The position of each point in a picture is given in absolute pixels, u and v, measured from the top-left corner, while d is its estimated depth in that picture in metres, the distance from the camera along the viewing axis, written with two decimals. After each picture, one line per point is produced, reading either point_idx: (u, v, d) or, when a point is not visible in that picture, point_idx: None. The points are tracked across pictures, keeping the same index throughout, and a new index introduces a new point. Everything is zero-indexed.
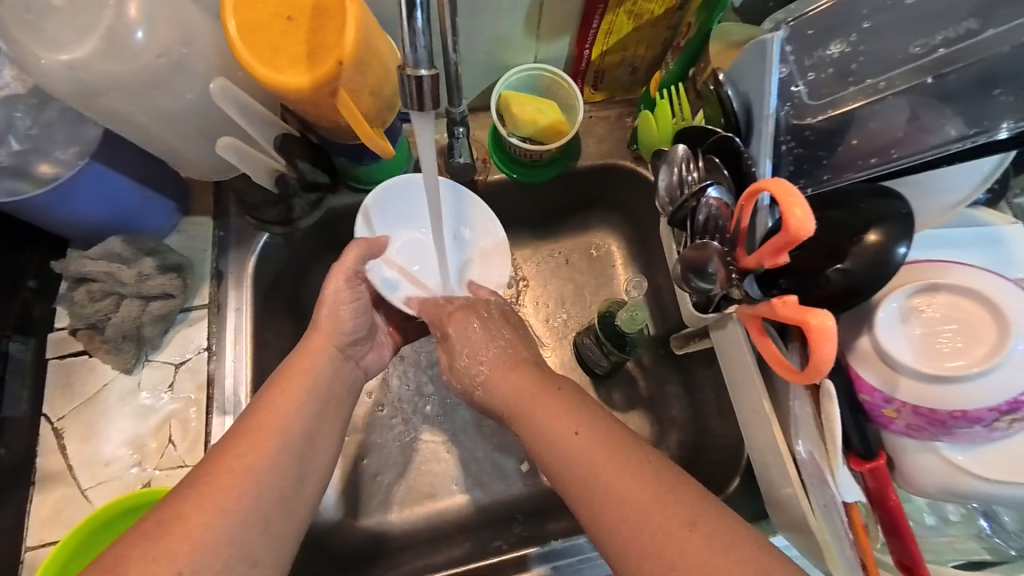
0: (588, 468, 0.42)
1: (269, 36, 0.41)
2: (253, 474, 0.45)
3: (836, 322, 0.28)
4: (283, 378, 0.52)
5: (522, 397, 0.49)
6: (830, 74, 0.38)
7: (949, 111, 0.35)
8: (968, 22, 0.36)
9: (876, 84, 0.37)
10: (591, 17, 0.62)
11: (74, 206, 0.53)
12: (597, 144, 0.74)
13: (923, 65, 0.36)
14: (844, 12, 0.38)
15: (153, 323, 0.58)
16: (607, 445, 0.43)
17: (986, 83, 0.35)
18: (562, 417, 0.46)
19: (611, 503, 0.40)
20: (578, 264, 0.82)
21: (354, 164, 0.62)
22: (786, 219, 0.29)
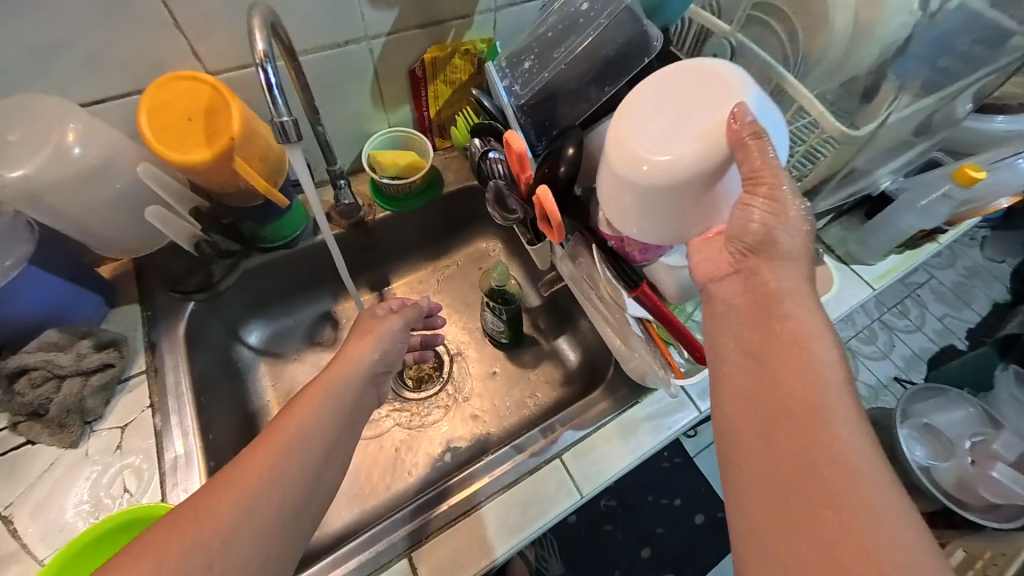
0: (800, 410, 0.40)
1: (174, 134, 0.58)
2: (267, 470, 0.51)
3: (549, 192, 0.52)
4: (310, 388, 0.58)
5: (766, 335, 0.43)
6: (528, 77, 0.61)
7: (600, 79, 0.59)
8: (582, 27, 0.60)
9: (550, 75, 0.60)
10: (418, 89, 0.88)
11: (11, 307, 0.62)
12: (456, 173, 0.98)
13: (573, 55, 0.60)
14: (522, 46, 0.63)
15: (94, 394, 0.65)
16: (841, 409, 0.39)
17: (609, 57, 0.59)
18: (789, 357, 0.41)
19: (791, 446, 0.39)
20: (472, 269, 1.06)
21: (260, 225, 0.77)
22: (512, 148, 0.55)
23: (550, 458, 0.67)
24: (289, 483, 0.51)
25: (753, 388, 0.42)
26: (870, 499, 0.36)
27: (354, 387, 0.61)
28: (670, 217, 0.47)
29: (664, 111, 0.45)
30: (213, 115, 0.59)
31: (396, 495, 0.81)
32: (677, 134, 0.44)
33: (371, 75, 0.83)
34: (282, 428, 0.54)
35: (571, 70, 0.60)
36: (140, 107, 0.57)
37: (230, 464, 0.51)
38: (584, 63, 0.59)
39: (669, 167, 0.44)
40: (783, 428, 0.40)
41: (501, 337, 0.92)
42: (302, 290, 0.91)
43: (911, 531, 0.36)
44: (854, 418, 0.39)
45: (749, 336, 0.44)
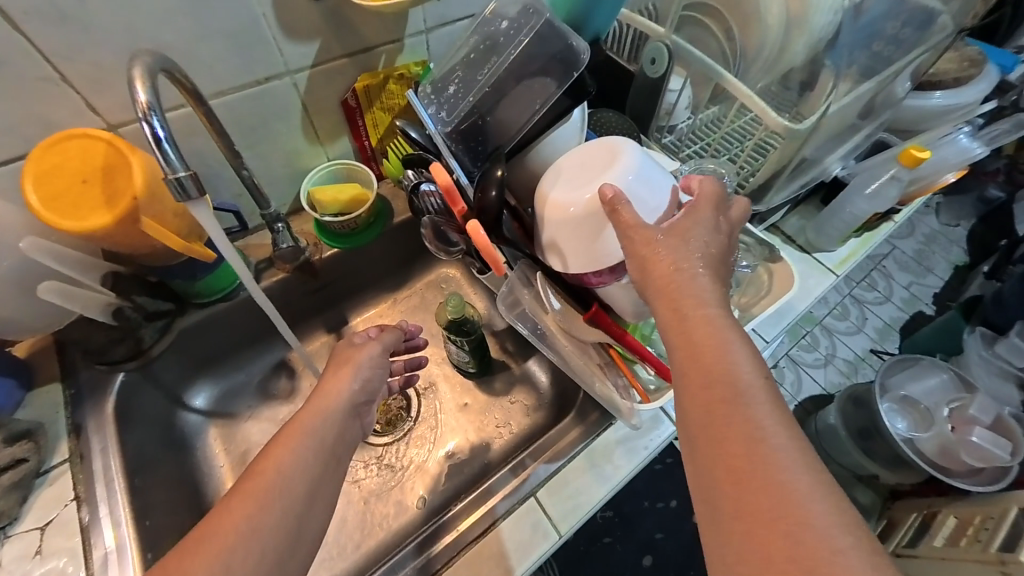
0: (720, 409, 0.37)
1: (67, 200, 0.52)
2: (249, 517, 0.45)
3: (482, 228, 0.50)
4: (287, 429, 0.52)
5: (681, 334, 0.40)
6: (451, 103, 0.58)
7: (530, 96, 0.56)
8: (509, 45, 0.57)
9: (478, 98, 0.57)
10: (355, 119, 0.84)
11: None
12: (405, 201, 0.94)
13: (501, 73, 0.57)
14: (445, 72, 0.60)
15: (6, 495, 0.57)
16: (761, 404, 0.36)
17: (537, 72, 0.56)
18: (699, 354, 0.39)
19: (718, 449, 0.36)
20: (434, 297, 1.02)
21: (191, 281, 0.71)
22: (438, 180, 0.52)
23: (526, 498, 0.63)
24: (273, 530, 0.45)
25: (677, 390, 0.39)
26: (797, 504, 0.32)
27: (338, 416, 0.55)
28: (599, 251, 0.50)
29: (580, 168, 0.52)
30: (112, 174, 0.54)
31: (369, 552, 0.76)
32: (591, 183, 0.51)
33: (299, 110, 0.78)
34: (265, 466, 0.48)
35: (495, 91, 0.57)
36: (25, 175, 0.52)
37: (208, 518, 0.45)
38: (510, 79, 0.56)
39: (587, 210, 0.50)
40: (710, 431, 0.37)
41: (469, 368, 0.88)
42: (249, 343, 0.86)
43: (853, 532, 0.32)
44: (779, 412, 0.36)
45: (666, 338, 0.42)
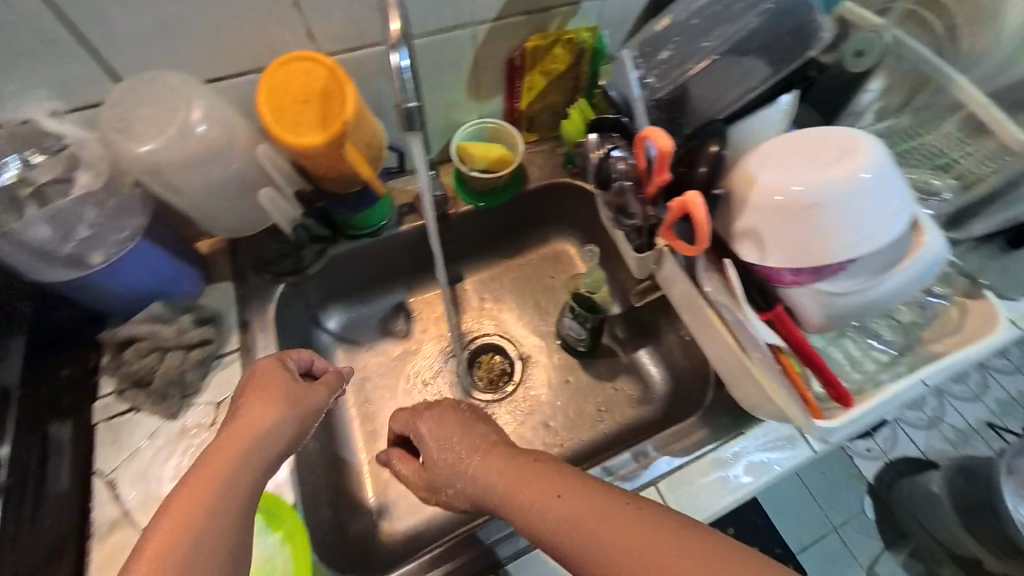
0: (572, 528, 0.45)
1: (290, 117, 0.57)
2: (179, 555, 0.42)
3: (702, 198, 0.44)
4: (188, 489, 0.45)
5: (505, 481, 0.52)
6: (664, 67, 0.56)
7: (744, 77, 0.54)
8: (733, 19, 0.55)
9: (689, 67, 0.55)
10: (515, 78, 0.84)
11: (125, 279, 0.65)
12: (540, 170, 0.93)
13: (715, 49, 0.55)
14: (661, 33, 0.57)
15: (193, 368, 0.66)
16: (583, 515, 0.45)
17: (756, 51, 0.54)
18: (538, 484, 0.50)
19: (617, 549, 0.43)
20: (546, 270, 1.02)
21: (353, 213, 0.77)
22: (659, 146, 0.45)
23: (639, 484, 0.62)
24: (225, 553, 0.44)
25: (552, 519, 0.47)
26: None
27: (262, 442, 0.51)
28: (803, 247, 0.47)
29: (792, 154, 0.48)
30: (328, 100, 0.57)
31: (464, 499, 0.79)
32: (805, 173, 0.46)
33: (470, 64, 0.79)
34: (181, 509, 0.44)
35: (716, 65, 0.55)
36: (260, 88, 0.56)
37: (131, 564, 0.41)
38: (719, 56, 0.55)
39: (793, 205, 0.46)
40: (596, 540, 0.44)
41: (579, 346, 0.88)
42: (377, 280, 0.91)
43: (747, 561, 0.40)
44: (614, 505, 0.45)
45: (502, 492, 0.52)
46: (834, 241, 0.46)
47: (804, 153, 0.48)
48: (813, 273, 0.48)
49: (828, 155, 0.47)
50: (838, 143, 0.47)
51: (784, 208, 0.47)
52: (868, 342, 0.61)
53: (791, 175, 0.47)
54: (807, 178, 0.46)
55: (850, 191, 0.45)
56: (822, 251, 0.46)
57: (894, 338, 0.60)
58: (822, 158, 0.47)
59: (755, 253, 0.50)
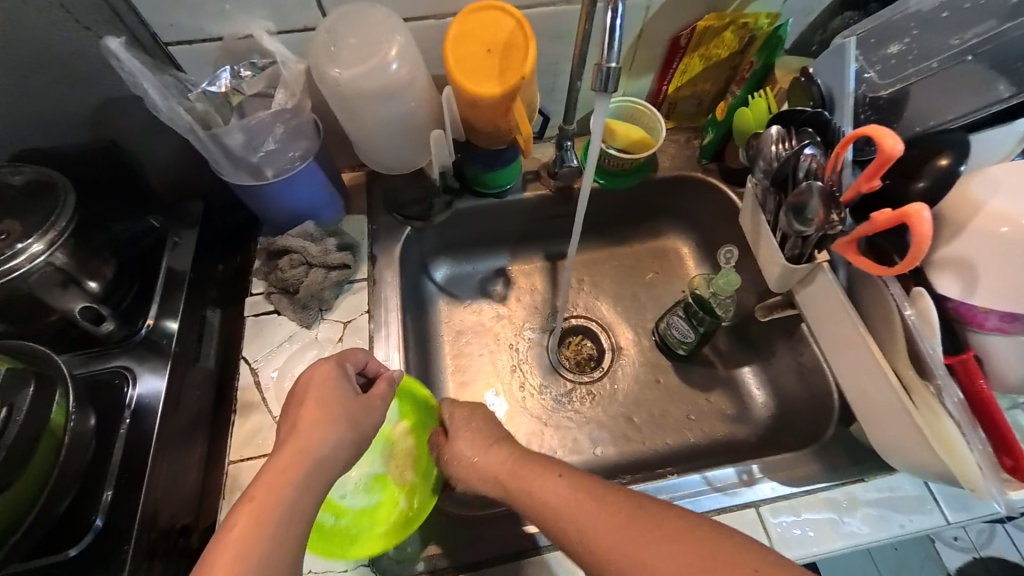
0: (566, 507, 0.51)
1: (473, 64, 0.58)
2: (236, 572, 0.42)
3: (929, 212, 0.39)
4: (255, 492, 0.47)
5: (506, 471, 0.58)
6: (891, 63, 0.51)
7: (987, 89, 0.48)
8: (990, 22, 0.49)
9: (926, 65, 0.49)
10: (672, 59, 0.80)
11: (289, 195, 0.72)
12: (671, 160, 0.91)
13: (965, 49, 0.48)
14: (894, 24, 0.51)
15: (332, 287, 0.72)
16: (571, 500, 0.51)
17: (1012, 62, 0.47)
18: (551, 465, 0.56)
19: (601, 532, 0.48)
20: (651, 264, 0.99)
21: (486, 170, 0.79)
22: (881, 145, 0.41)
23: (745, 499, 0.61)
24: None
25: (555, 495, 0.52)
26: None
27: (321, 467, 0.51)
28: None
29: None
30: (509, 52, 0.58)
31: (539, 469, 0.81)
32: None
33: (632, 38, 0.76)
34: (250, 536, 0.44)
35: (964, 66, 0.48)
36: (450, 33, 0.58)
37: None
38: (972, 58, 0.48)
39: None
40: (586, 529, 0.49)
41: (679, 350, 0.86)
42: (489, 241, 0.94)
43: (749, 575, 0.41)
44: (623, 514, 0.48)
45: (506, 480, 0.58)
46: None
47: None
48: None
49: None
50: None
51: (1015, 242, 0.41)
52: None
53: None
54: None
55: None
56: None
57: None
58: None
59: (962, 287, 0.44)
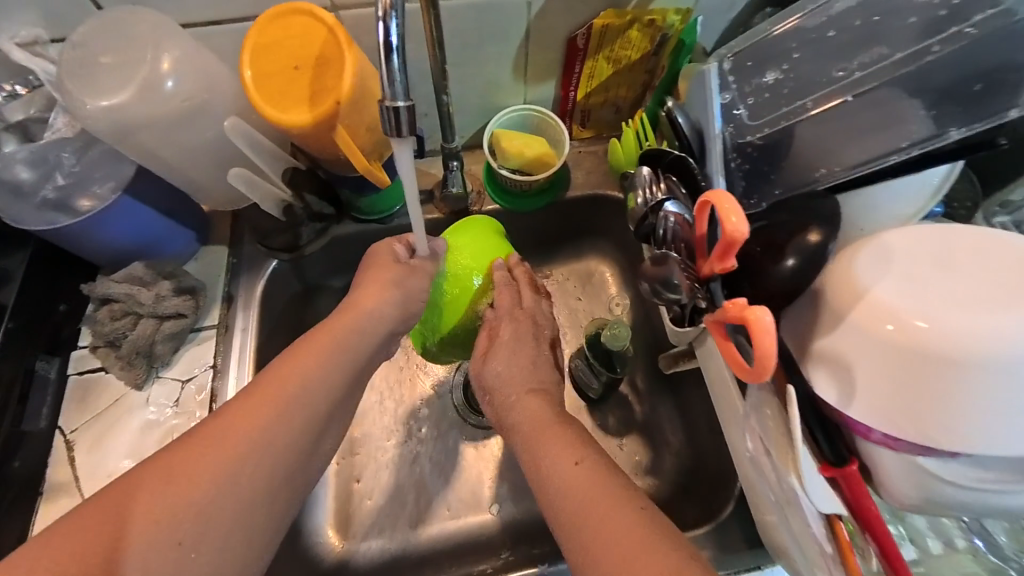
0: (586, 513, 0.41)
1: (278, 85, 0.47)
2: (262, 423, 0.43)
3: (772, 316, 0.30)
4: (314, 337, 0.49)
5: (532, 424, 0.49)
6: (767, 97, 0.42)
7: (887, 133, 0.39)
8: (880, 49, 0.41)
9: (802, 105, 0.41)
10: (573, 62, 0.67)
11: (104, 232, 0.59)
12: (586, 175, 0.77)
13: (842, 86, 0.40)
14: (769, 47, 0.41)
15: (165, 340, 0.62)
16: (596, 504, 0.41)
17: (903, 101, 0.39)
18: (571, 447, 0.46)
19: (614, 546, 0.38)
20: (572, 289, 0.84)
21: (357, 195, 0.67)
22: (723, 225, 0.31)
23: None
24: (282, 452, 0.43)
25: (568, 479, 0.43)
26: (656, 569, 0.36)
27: (356, 354, 0.50)
28: (918, 407, 0.33)
29: (936, 271, 0.34)
30: (323, 68, 0.47)
31: (427, 536, 0.69)
32: (944, 306, 0.32)
33: (521, 37, 0.64)
34: (279, 380, 0.45)
35: (846, 109, 0.40)
36: (247, 44, 0.47)
37: (222, 411, 0.43)
38: (850, 99, 0.40)
39: (915, 345, 0.32)
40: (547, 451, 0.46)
41: (589, 392, 0.73)
42: None
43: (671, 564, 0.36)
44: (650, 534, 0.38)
45: (523, 429, 0.50)
46: (957, 413, 0.32)
47: (939, 274, 0.34)
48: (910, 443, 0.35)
49: (972, 285, 0.33)
50: (992, 273, 0.33)
51: (893, 343, 0.33)
52: (975, 542, 0.45)
53: (921, 305, 0.32)
54: (946, 306, 0.32)
55: (995, 352, 0.31)
56: (937, 419, 0.33)
57: (1013, 544, 0.44)
58: (964, 291, 0.33)
59: (840, 393, 0.35)
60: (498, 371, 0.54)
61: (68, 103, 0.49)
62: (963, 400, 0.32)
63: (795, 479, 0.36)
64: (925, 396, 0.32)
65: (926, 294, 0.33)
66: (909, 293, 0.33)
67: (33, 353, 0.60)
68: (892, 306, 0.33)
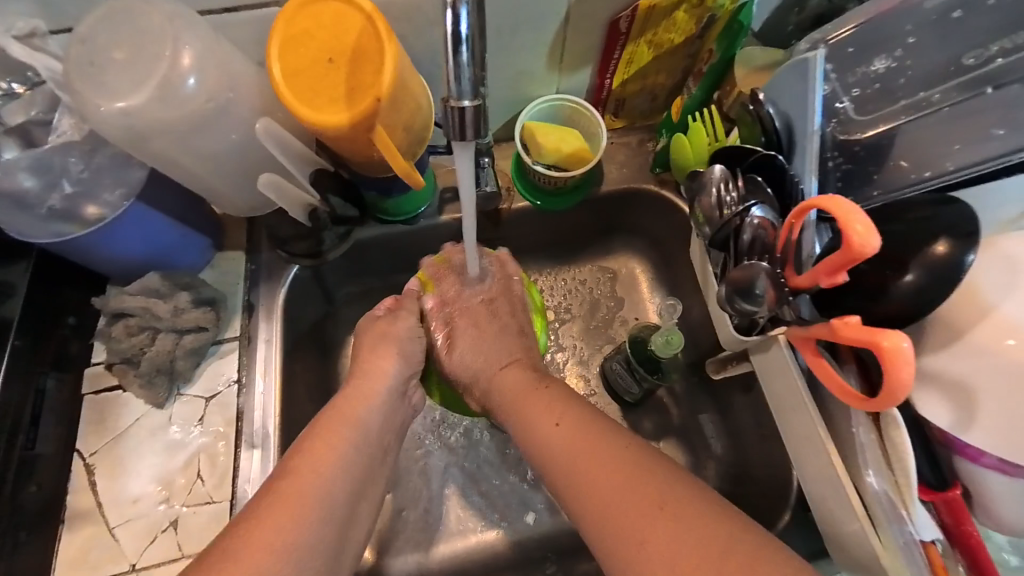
0: (575, 470, 0.43)
1: (308, 80, 0.42)
2: (297, 513, 0.41)
3: (910, 344, 0.29)
4: (324, 424, 0.48)
5: (516, 399, 0.52)
6: (875, 90, 0.39)
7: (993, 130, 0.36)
8: (1022, 32, 0.37)
9: (927, 98, 0.38)
10: (612, 48, 0.62)
11: (116, 245, 0.55)
12: (619, 169, 0.73)
13: (972, 79, 0.37)
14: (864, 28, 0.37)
15: (186, 356, 0.58)
16: (583, 461, 0.43)
17: (1009, 101, 0.36)
18: (551, 406, 0.49)
19: (592, 479, 0.42)
20: (602, 289, 0.79)
21: (383, 198, 0.62)
22: (848, 236, 0.29)
23: None
24: (314, 555, 0.41)
25: (552, 439, 0.46)
26: (670, 499, 0.39)
27: (367, 437, 0.49)
28: None
29: None
30: (359, 61, 0.42)
31: (465, 549, 0.66)
32: None
33: (558, 22, 0.59)
34: (303, 473, 0.44)
35: (983, 102, 0.37)
36: (273, 36, 0.42)
37: (247, 518, 0.41)
38: (990, 91, 0.36)
39: None
40: (533, 420, 0.48)
41: (625, 397, 0.71)
42: (403, 270, 0.74)
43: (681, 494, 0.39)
44: (637, 485, 0.40)
45: (507, 404, 0.52)
46: None
47: None
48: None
49: None
50: None
51: (1013, 365, 0.31)
52: None
53: None
54: None
55: None
56: None
57: None
58: None
59: (956, 417, 0.33)
60: (472, 360, 0.57)
61: (76, 105, 0.44)
62: None
63: (904, 513, 0.35)
64: None
65: None
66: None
67: (40, 372, 0.56)
68: (1011, 327, 0.31)
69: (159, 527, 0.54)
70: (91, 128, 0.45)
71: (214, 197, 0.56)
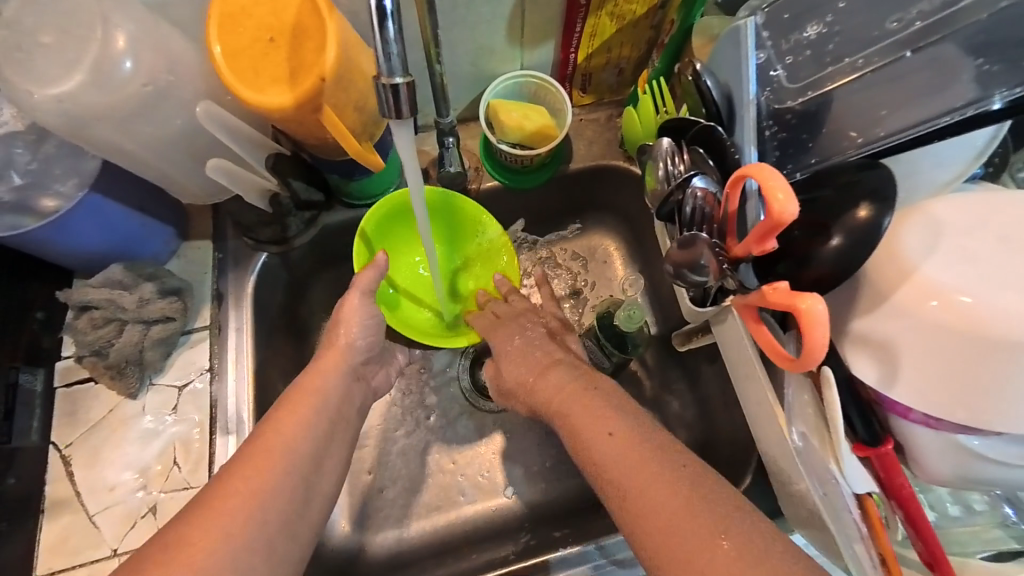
0: (666, 516, 0.37)
1: (250, 60, 0.42)
2: (259, 482, 0.42)
3: (825, 306, 0.30)
4: (293, 397, 0.49)
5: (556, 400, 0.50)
6: (807, 57, 0.39)
7: (923, 97, 0.37)
8: None
9: (854, 63, 0.38)
10: (573, 22, 0.61)
11: (74, 238, 0.54)
12: (588, 146, 0.72)
13: (901, 40, 0.37)
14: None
15: (154, 347, 0.58)
16: (665, 495, 0.38)
17: (943, 63, 0.36)
18: (600, 416, 0.45)
19: (643, 497, 0.39)
20: (575, 268, 0.79)
21: (346, 180, 0.62)
22: (769, 204, 0.30)
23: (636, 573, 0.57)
24: (284, 496, 0.42)
25: (602, 454, 0.43)
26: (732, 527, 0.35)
27: (331, 406, 0.50)
28: (962, 387, 0.33)
29: (983, 247, 0.33)
30: (303, 41, 0.42)
31: (445, 523, 0.68)
32: (996, 284, 0.32)
33: None
34: (266, 440, 0.45)
35: (902, 67, 0.37)
36: (211, 16, 0.41)
37: (221, 474, 0.42)
38: (909, 55, 0.37)
39: (960, 323, 0.32)
40: (576, 433, 0.46)
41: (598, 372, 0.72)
42: None
43: (747, 524, 0.36)
44: (707, 485, 0.38)
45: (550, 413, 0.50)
46: (990, 403, 0.33)
47: (985, 255, 0.33)
48: (943, 426, 0.35)
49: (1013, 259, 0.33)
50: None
51: (931, 324, 0.33)
52: (1005, 512, 0.45)
53: (964, 285, 0.32)
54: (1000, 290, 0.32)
55: None
56: (976, 403, 0.33)
57: None
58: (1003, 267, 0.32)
59: (881, 375, 0.35)
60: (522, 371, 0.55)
61: (10, 93, 0.43)
62: (1006, 382, 0.32)
63: (833, 465, 0.37)
64: (960, 379, 0.33)
65: (971, 274, 0.32)
66: (954, 270, 0.33)
67: (11, 366, 0.56)
68: (935, 289, 0.33)
69: (137, 513, 0.55)
70: (30, 118, 0.45)
71: (172, 184, 0.55)
